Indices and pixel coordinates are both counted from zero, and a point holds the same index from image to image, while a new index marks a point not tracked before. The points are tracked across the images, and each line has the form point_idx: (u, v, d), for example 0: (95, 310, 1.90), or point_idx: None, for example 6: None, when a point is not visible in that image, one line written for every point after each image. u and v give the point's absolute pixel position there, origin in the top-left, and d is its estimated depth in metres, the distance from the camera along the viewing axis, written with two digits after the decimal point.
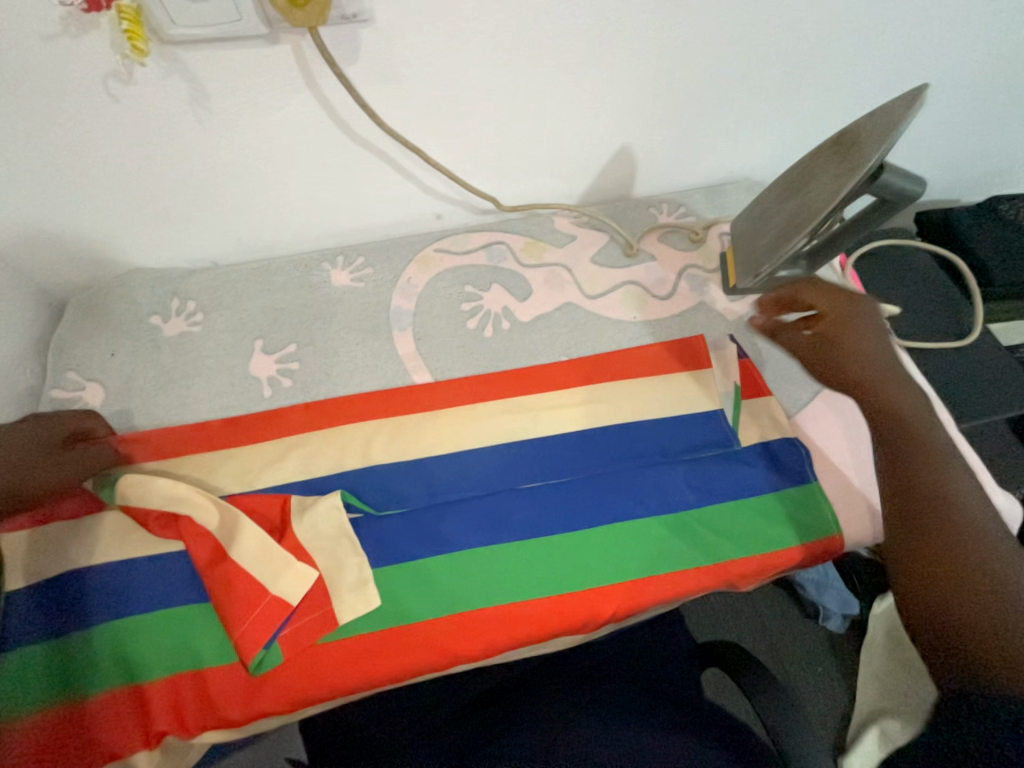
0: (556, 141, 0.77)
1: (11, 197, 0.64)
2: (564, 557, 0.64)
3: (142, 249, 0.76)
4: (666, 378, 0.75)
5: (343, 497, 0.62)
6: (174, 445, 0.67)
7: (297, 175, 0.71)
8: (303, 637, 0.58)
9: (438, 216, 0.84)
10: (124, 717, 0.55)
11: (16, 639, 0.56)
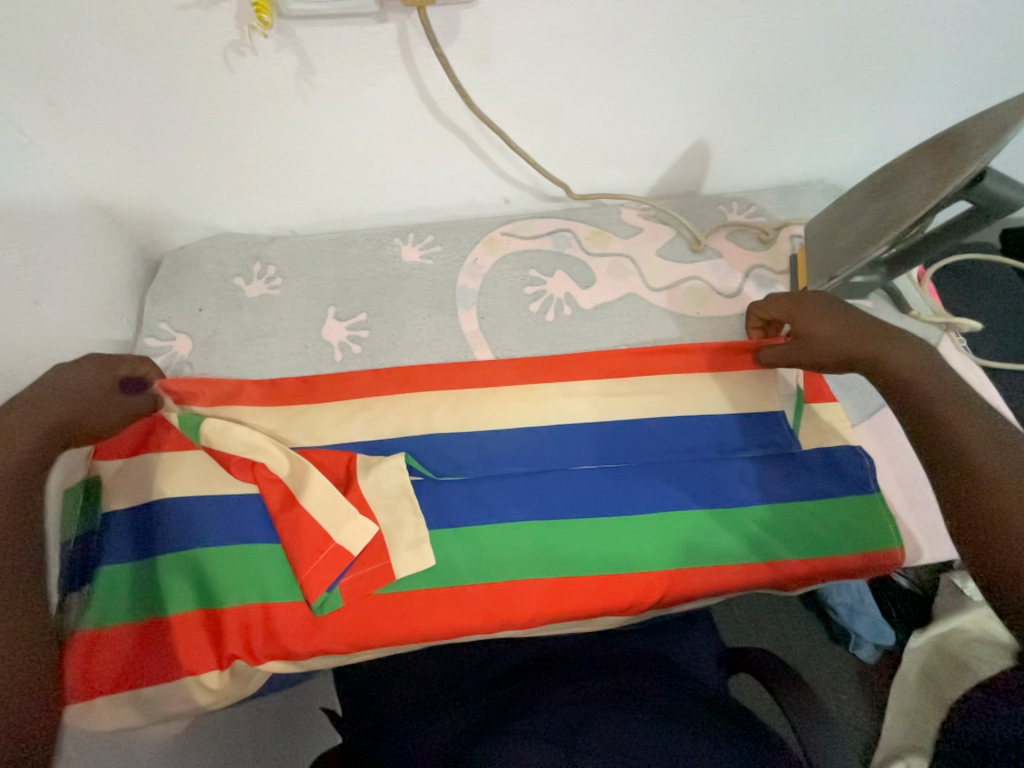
0: (634, 131, 0.77)
1: (128, 156, 0.70)
2: (611, 539, 0.65)
3: (231, 214, 0.81)
4: (729, 376, 0.74)
5: (406, 460, 0.67)
6: (251, 394, 0.72)
7: (382, 151, 0.74)
8: (363, 585, 0.62)
9: (507, 201, 0.85)
10: (199, 636, 0.60)
11: (111, 555, 0.62)
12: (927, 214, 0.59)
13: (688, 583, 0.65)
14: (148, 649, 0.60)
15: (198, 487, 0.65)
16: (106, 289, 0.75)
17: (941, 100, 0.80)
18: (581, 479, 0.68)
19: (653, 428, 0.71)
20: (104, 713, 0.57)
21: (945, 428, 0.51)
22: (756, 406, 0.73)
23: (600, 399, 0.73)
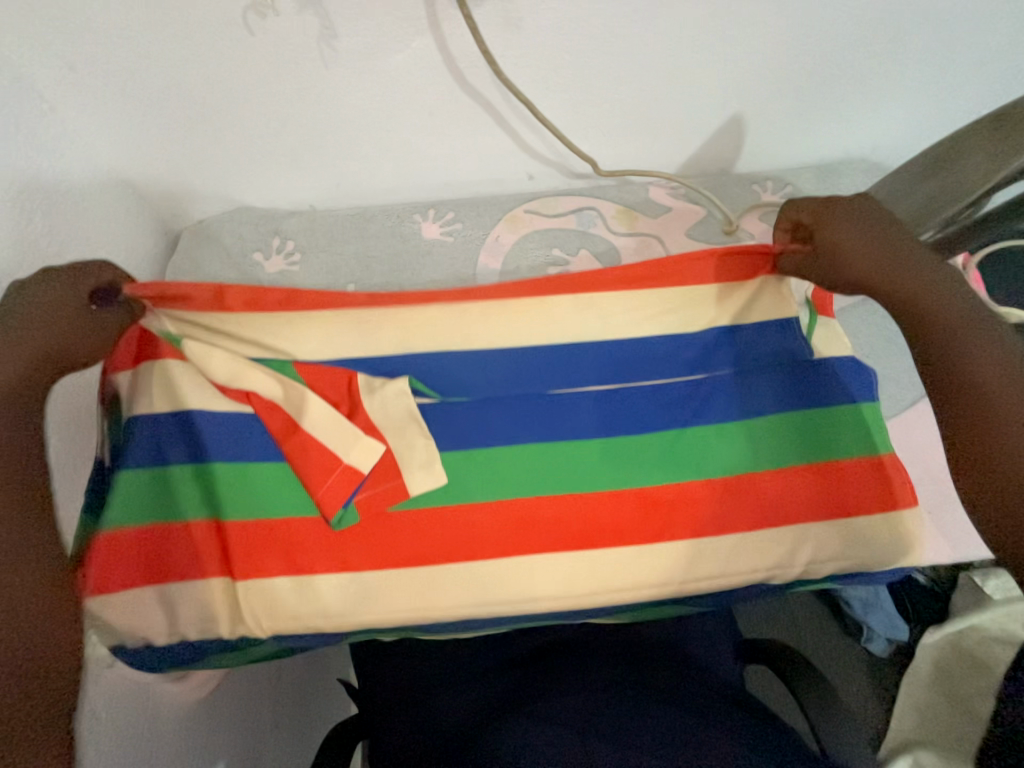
0: (667, 105, 0.74)
1: (149, 124, 0.68)
2: (625, 463, 0.65)
3: (251, 188, 0.79)
4: (750, 287, 0.68)
5: (409, 383, 0.64)
6: (230, 299, 0.64)
7: (403, 121, 0.71)
8: (378, 501, 0.61)
9: (530, 177, 0.82)
10: (219, 540, 0.60)
11: (123, 465, 0.60)
12: (982, 196, 0.57)
13: (709, 512, 0.64)
14: (165, 554, 0.59)
15: (198, 404, 0.62)
16: (128, 263, 0.74)
17: (999, 66, 0.74)
18: (592, 403, 0.66)
19: (682, 357, 0.69)
20: (123, 611, 0.57)
21: (961, 369, 0.45)
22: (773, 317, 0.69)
23: (626, 317, 0.68)
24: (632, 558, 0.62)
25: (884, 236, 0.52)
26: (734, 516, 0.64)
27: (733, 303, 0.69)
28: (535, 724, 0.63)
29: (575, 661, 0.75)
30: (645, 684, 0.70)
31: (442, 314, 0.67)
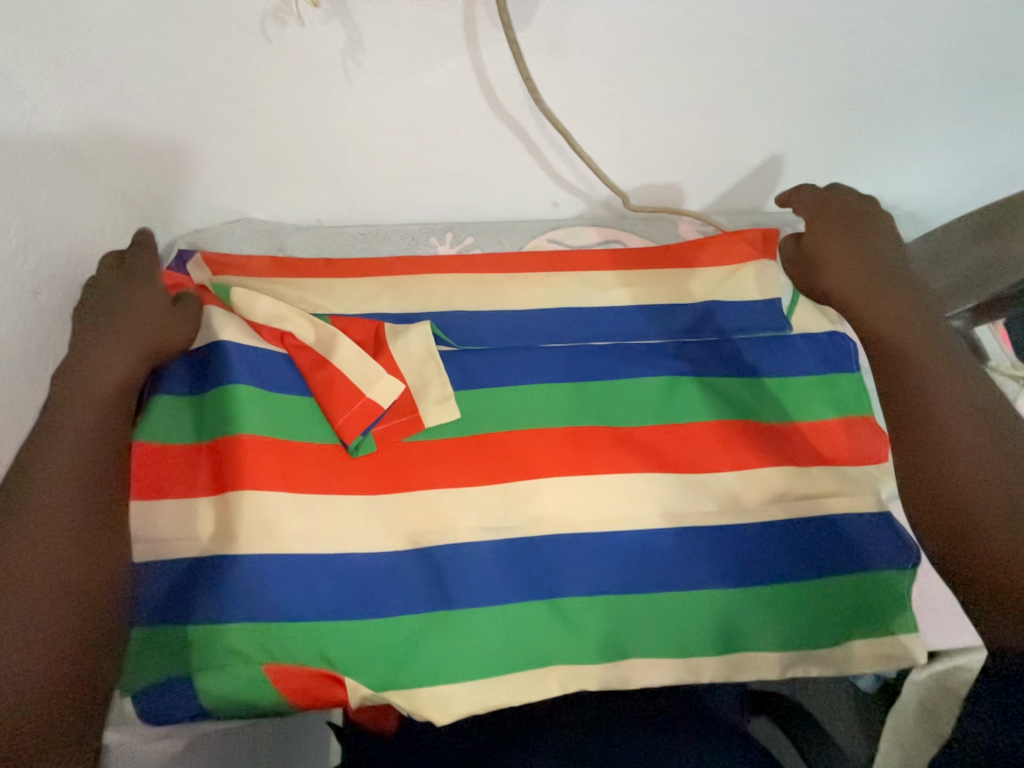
0: (702, 144, 0.71)
1: (142, 123, 0.61)
2: (627, 409, 0.65)
3: (255, 201, 0.73)
4: (730, 269, 0.73)
5: (431, 327, 0.66)
6: (285, 268, 0.72)
7: (429, 141, 0.67)
8: (394, 433, 0.61)
9: (554, 205, 0.79)
10: (218, 466, 0.56)
11: (160, 388, 0.60)
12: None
13: (718, 463, 0.62)
14: (174, 469, 0.57)
15: (232, 338, 0.61)
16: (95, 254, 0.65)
17: None
18: (600, 355, 0.67)
19: (683, 323, 0.71)
20: (140, 517, 0.54)
21: (917, 380, 0.51)
22: (757, 295, 0.71)
23: (613, 288, 0.73)
24: (641, 506, 0.59)
25: (863, 234, 0.61)
26: (739, 468, 0.62)
27: (714, 284, 0.73)
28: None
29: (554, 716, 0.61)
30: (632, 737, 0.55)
31: (463, 284, 0.73)
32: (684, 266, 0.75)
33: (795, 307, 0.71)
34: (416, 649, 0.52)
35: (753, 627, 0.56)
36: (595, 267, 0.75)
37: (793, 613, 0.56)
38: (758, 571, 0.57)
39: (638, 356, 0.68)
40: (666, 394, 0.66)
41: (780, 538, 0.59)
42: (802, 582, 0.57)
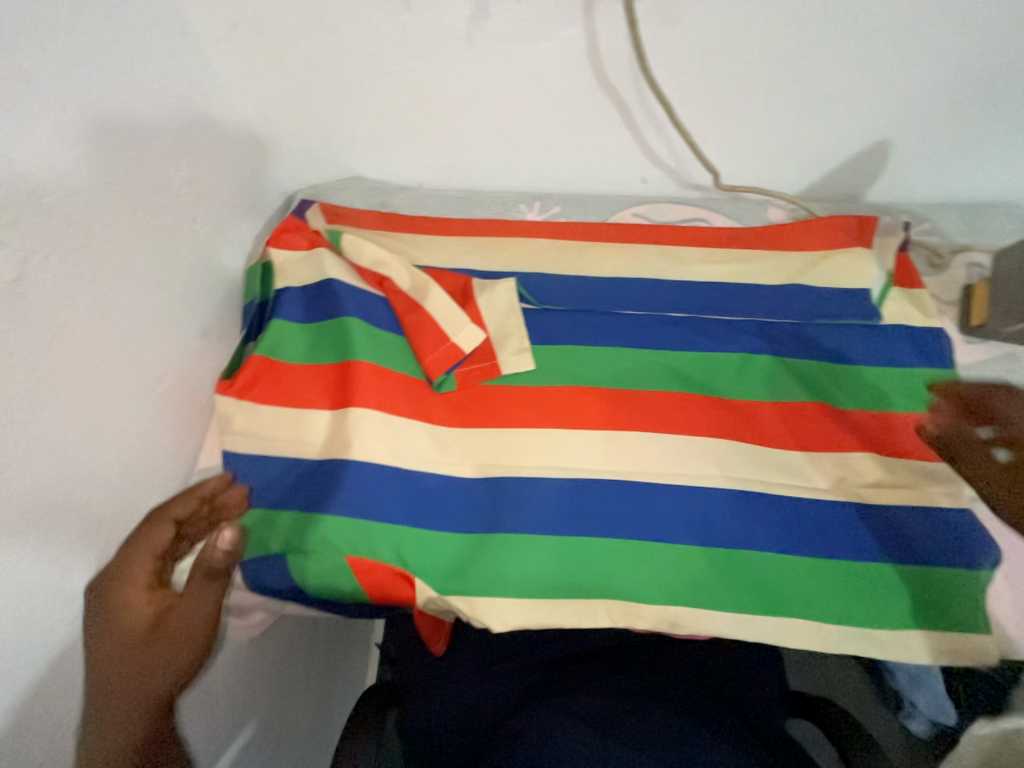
0: (800, 124, 0.71)
1: (293, 82, 0.72)
2: (696, 380, 0.66)
3: (370, 160, 0.82)
4: (819, 255, 0.72)
5: (516, 285, 0.70)
6: (388, 223, 0.80)
7: (533, 109, 0.72)
8: (473, 377, 0.66)
9: (642, 181, 0.81)
10: (325, 385, 0.65)
11: (280, 314, 0.69)
12: None
13: (786, 442, 0.62)
14: (286, 381, 0.66)
15: (341, 277, 0.69)
16: (237, 196, 0.76)
17: None
18: (674, 325, 0.69)
19: (764, 303, 0.71)
20: (259, 417, 0.63)
21: None
22: (847, 283, 0.70)
23: (695, 263, 0.74)
24: (701, 470, 0.61)
25: None
26: (810, 448, 0.62)
27: (802, 268, 0.72)
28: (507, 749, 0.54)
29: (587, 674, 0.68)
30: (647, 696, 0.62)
31: (546, 248, 0.77)
32: (771, 249, 0.74)
33: (885, 298, 0.69)
34: (475, 562, 0.57)
35: (804, 601, 0.56)
36: (676, 243, 0.76)
37: (847, 592, 0.56)
38: (816, 547, 0.57)
39: (712, 331, 0.69)
40: (737, 368, 0.66)
41: (842, 519, 0.58)
42: (859, 564, 0.57)
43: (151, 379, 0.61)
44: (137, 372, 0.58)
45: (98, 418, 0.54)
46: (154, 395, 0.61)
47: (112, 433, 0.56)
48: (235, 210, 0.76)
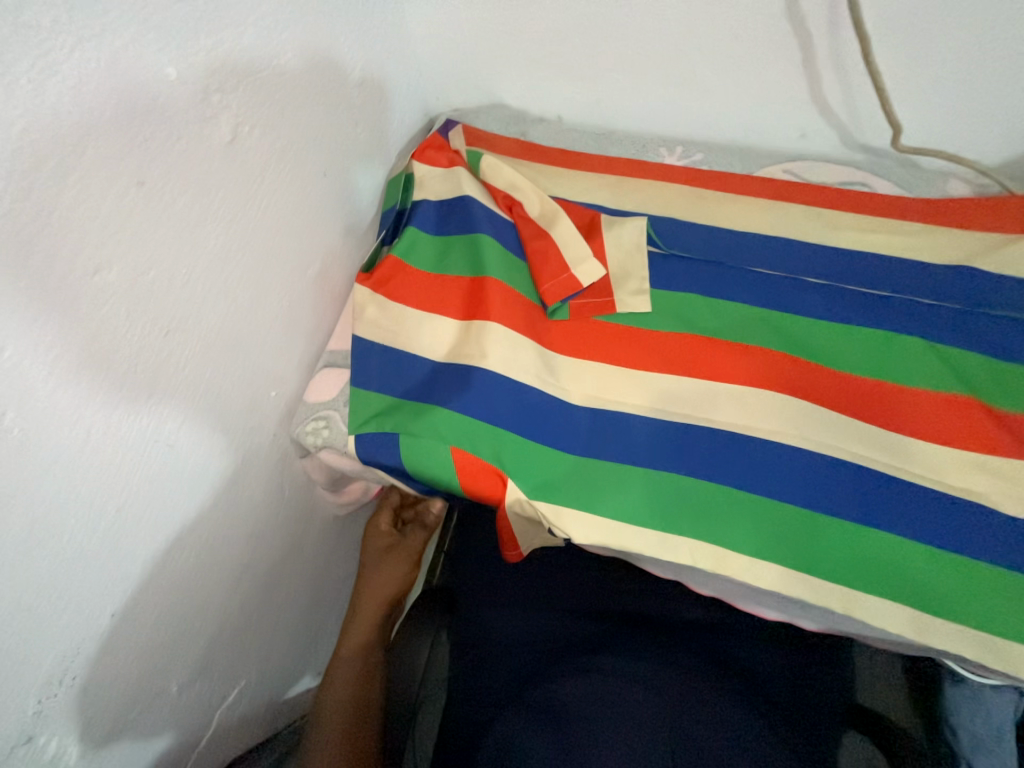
0: (1011, 81, 0.63)
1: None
2: (823, 348, 0.62)
3: (518, 87, 0.84)
4: (1006, 238, 0.63)
5: (646, 224, 0.69)
6: (525, 151, 0.81)
7: (701, 38, 0.69)
8: (587, 310, 0.67)
9: (800, 136, 0.75)
10: (447, 295, 0.69)
11: (415, 223, 0.74)
12: None
13: (920, 431, 0.57)
14: (412, 284, 0.70)
15: (477, 195, 0.72)
16: (391, 108, 0.80)
17: None
18: (809, 290, 0.64)
19: (922, 282, 0.64)
20: (386, 312, 0.69)
21: None
22: None
23: (847, 229, 0.68)
24: (812, 439, 0.58)
25: None
26: (947, 443, 0.56)
27: (979, 249, 0.64)
28: (576, 682, 0.64)
29: (625, 635, 0.74)
30: (680, 667, 0.68)
31: (682, 193, 0.74)
32: (943, 224, 0.66)
33: None
34: (561, 479, 0.60)
35: (901, 597, 0.53)
36: (828, 204, 0.70)
37: (954, 600, 0.52)
38: (930, 543, 0.53)
39: (853, 303, 0.63)
40: (877, 346, 0.61)
41: (966, 522, 0.54)
42: (976, 572, 0.52)
43: (304, 262, 0.68)
44: (296, 253, 0.66)
45: (265, 281, 0.61)
46: (303, 277, 0.69)
47: (272, 299, 0.63)
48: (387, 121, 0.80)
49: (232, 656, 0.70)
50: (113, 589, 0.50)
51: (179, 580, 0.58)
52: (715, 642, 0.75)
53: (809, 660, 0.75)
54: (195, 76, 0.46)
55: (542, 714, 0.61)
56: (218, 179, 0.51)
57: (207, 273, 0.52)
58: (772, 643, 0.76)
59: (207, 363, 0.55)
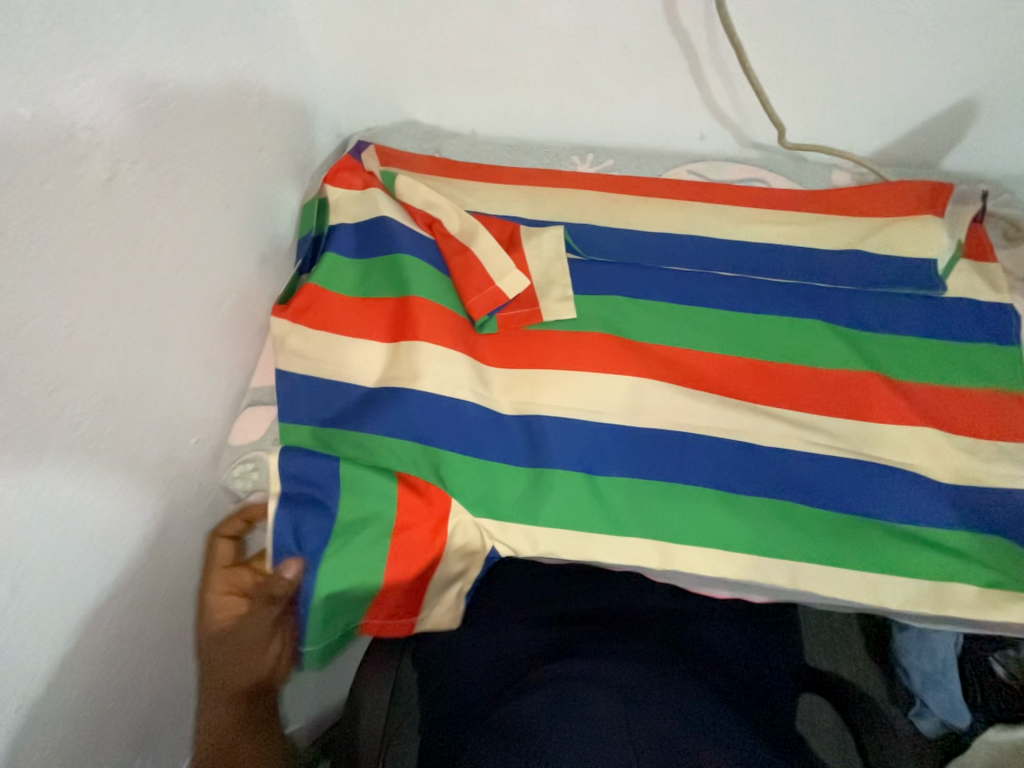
0: (872, 80, 0.70)
1: (367, 22, 0.75)
2: (738, 337, 0.65)
3: (428, 104, 0.84)
4: (885, 220, 0.69)
5: (564, 232, 0.71)
6: (441, 168, 0.81)
7: (597, 51, 0.72)
8: (515, 322, 0.68)
9: (700, 138, 0.80)
10: (374, 320, 0.68)
11: (333, 248, 0.72)
12: None
13: (827, 407, 0.61)
14: (335, 312, 0.68)
15: (394, 215, 0.71)
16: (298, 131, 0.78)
17: None
18: (720, 283, 0.68)
19: (819, 267, 0.69)
20: (309, 343, 0.67)
21: None
22: (910, 251, 0.67)
23: (748, 223, 0.72)
24: (734, 425, 0.61)
25: None
26: (853, 415, 0.61)
27: (864, 232, 0.69)
28: (544, 692, 0.64)
29: (589, 636, 0.75)
30: (642, 657, 0.69)
31: (596, 199, 0.76)
32: (831, 211, 0.72)
33: (952, 269, 0.66)
34: (503, 495, 0.60)
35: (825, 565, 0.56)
36: (729, 200, 0.74)
37: (871, 556, 0.56)
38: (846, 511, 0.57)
39: (760, 291, 0.67)
40: (785, 330, 0.65)
41: (875, 486, 0.58)
42: (887, 534, 0.56)
43: (216, 298, 0.65)
44: (205, 290, 0.63)
45: (171, 323, 0.58)
46: (217, 314, 0.66)
47: (181, 341, 0.60)
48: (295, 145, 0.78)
49: (178, 726, 0.65)
50: (17, 679, 0.45)
51: (101, 655, 0.53)
52: (675, 627, 0.78)
53: (760, 630, 0.80)
54: (55, 115, 0.43)
55: (515, 732, 0.59)
56: (96, 221, 0.48)
57: (95, 322, 0.48)
58: (724, 620, 0.80)
59: (108, 417, 0.51)
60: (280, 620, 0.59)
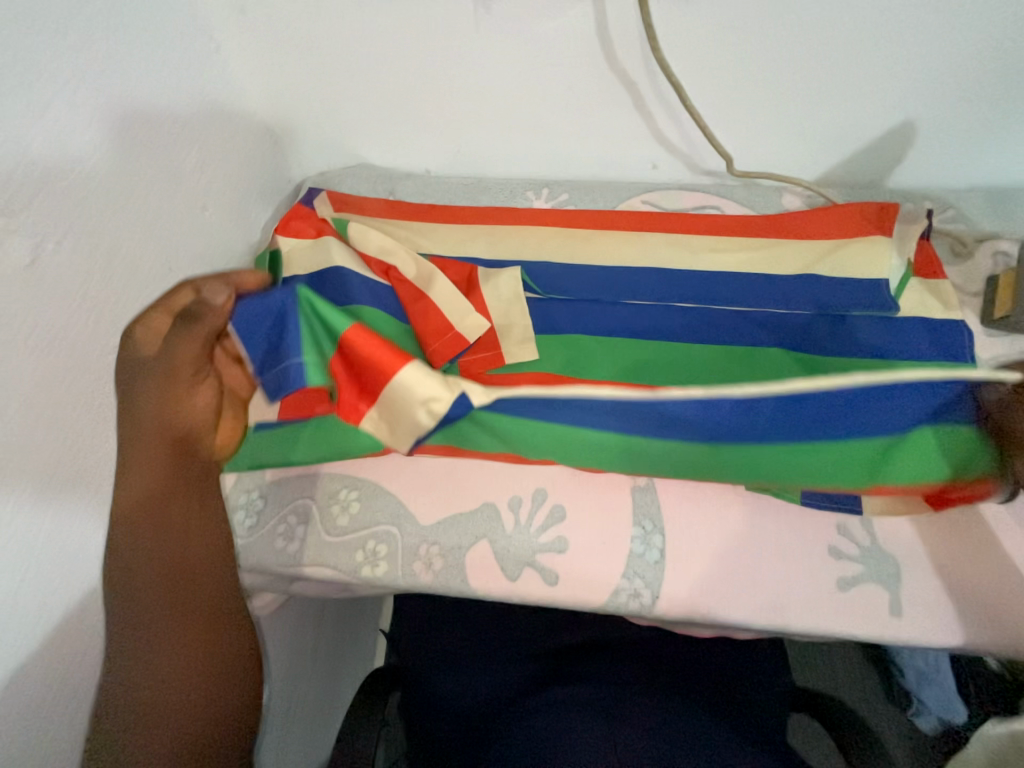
0: (810, 108, 0.71)
1: (308, 72, 0.74)
2: (701, 370, 0.65)
3: (381, 146, 0.83)
4: (835, 243, 0.70)
5: (521, 272, 0.70)
6: (396, 211, 0.80)
7: (542, 92, 0.73)
8: (476, 367, 0.66)
9: (652, 167, 0.81)
10: None
11: None
12: None
13: None
14: None
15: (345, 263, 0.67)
16: (246, 182, 0.77)
17: None
18: (678, 315, 0.68)
19: (775, 293, 0.69)
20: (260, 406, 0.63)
21: None
22: (862, 274, 0.67)
23: (703, 252, 0.72)
24: None
25: None
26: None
27: (817, 255, 0.70)
28: (532, 717, 0.65)
29: (576, 659, 0.75)
30: (627, 676, 0.71)
31: (553, 235, 0.76)
32: (783, 236, 0.72)
33: (903, 290, 0.66)
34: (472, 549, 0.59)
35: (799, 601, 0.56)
36: (684, 228, 0.75)
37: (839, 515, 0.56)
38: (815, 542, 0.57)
39: (718, 321, 0.67)
40: (745, 360, 0.65)
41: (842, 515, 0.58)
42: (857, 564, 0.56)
43: None
44: None
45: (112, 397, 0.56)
46: None
47: None
48: (244, 197, 0.77)
49: None
50: None
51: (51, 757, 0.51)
52: (660, 647, 0.77)
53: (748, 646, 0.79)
54: None
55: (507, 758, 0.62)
56: (20, 306, 0.47)
57: (24, 410, 0.47)
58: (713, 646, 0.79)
59: (49, 502, 0.50)
60: (205, 362, 0.55)
